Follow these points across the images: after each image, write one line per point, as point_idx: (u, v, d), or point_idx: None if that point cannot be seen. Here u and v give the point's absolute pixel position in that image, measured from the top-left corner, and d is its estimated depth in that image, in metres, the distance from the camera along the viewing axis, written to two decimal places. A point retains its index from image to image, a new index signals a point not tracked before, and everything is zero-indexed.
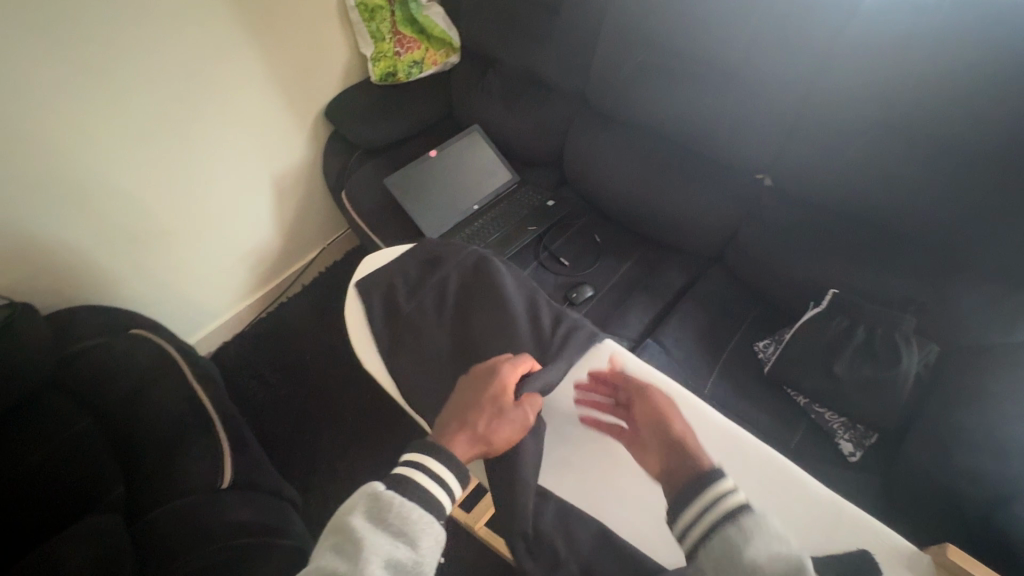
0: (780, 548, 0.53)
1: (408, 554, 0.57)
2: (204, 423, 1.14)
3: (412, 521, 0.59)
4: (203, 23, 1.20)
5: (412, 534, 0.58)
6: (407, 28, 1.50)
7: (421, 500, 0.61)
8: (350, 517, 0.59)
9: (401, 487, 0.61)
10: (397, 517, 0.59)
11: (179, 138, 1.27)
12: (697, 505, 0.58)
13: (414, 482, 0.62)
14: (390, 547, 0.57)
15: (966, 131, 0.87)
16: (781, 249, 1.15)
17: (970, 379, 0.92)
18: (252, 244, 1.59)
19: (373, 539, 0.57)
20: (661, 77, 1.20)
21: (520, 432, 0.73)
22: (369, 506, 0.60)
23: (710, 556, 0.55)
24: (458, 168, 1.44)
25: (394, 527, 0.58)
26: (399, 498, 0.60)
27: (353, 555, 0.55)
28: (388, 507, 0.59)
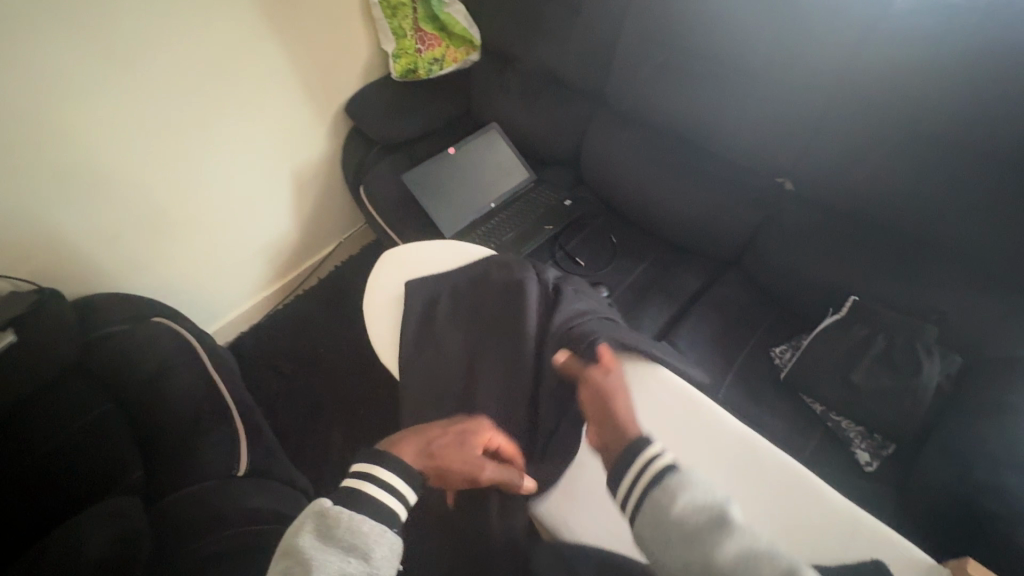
0: (706, 498, 0.54)
1: (362, 566, 0.54)
2: (221, 410, 1.16)
3: (363, 531, 0.56)
4: (227, 18, 1.21)
5: (363, 544, 0.55)
6: (429, 25, 1.51)
7: (373, 509, 0.59)
8: (299, 536, 0.56)
9: (350, 500, 0.59)
10: (346, 532, 0.56)
11: (202, 130, 1.29)
12: (628, 475, 0.58)
13: (365, 494, 0.60)
14: (341, 560, 0.54)
15: (997, 137, 0.85)
16: (801, 254, 1.13)
17: (995, 392, 0.90)
18: (271, 236, 1.61)
19: (321, 557, 0.54)
20: (683, 78, 1.19)
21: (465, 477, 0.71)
22: (316, 523, 0.57)
23: (644, 520, 0.55)
24: (475, 165, 1.44)
25: (345, 541, 0.55)
26: (347, 511, 0.58)
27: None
28: (337, 522, 0.56)
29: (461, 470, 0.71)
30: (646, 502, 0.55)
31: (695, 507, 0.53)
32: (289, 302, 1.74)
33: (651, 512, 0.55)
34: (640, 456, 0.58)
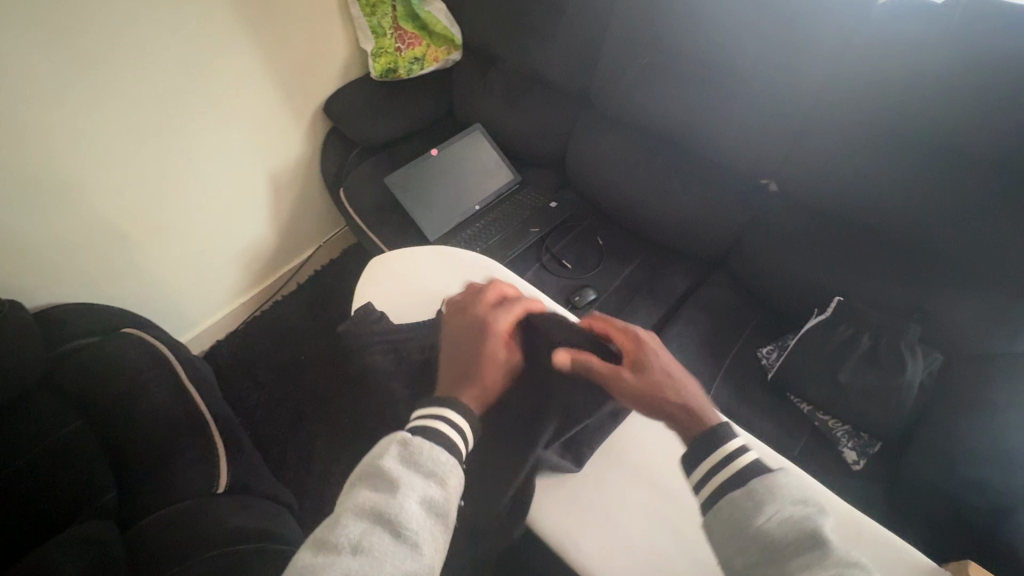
0: (794, 514, 0.51)
1: (442, 494, 0.55)
2: (197, 424, 1.12)
3: (445, 463, 0.56)
4: (199, 15, 1.17)
5: (444, 473, 0.56)
6: (409, 24, 1.47)
7: (449, 442, 0.59)
8: (383, 456, 0.57)
9: (428, 429, 0.59)
10: (427, 459, 0.56)
11: (174, 132, 1.24)
12: (701, 469, 0.57)
13: (441, 425, 0.59)
14: (423, 488, 0.54)
15: (977, 141, 0.87)
16: (786, 256, 1.14)
17: (973, 390, 0.93)
18: (246, 241, 1.56)
19: (405, 480, 0.54)
20: (667, 81, 1.18)
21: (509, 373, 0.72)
22: (401, 447, 0.57)
23: (722, 515, 0.54)
24: (459, 167, 1.42)
25: (424, 468, 0.56)
26: (427, 439, 0.58)
27: (391, 494, 0.53)
28: (419, 451, 0.57)
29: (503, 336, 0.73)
30: (720, 502, 0.55)
31: (780, 518, 0.51)
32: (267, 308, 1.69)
33: (724, 512, 0.54)
34: (721, 450, 0.56)
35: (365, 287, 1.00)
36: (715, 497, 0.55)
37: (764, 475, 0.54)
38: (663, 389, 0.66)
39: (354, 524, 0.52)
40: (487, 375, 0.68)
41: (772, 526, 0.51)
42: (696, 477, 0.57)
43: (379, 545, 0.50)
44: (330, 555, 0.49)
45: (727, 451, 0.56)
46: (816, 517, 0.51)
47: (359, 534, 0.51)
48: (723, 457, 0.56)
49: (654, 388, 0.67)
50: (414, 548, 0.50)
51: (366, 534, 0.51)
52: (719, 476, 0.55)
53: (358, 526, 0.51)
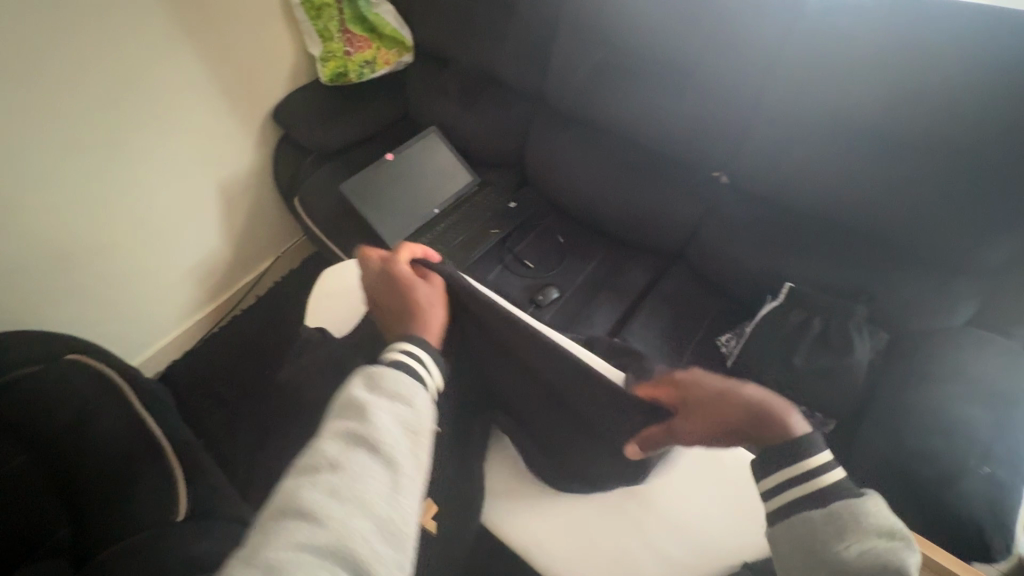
0: (879, 548, 0.44)
1: (414, 412, 0.51)
2: (154, 448, 1.06)
3: (413, 386, 0.53)
4: (134, 19, 1.12)
5: (414, 393, 0.53)
6: (357, 27, 1.45)
7: (413, 368, 0.55)
8: (348, 386, 0.52)
9: (391, 360, 0.56)
10: (394, 381, 0.53)
11: (115, 139, 1.18)
12: (773, 478, 0.52)
13: (403, 356, 0.56)
14: (394, 409, 0.51)
15: (908, 129, 0.92)
16: (741, 245, 1.17)
17: (916, 366, 0.98)
18: (197, 256, 1.50)
19: (375, 402, 0.50)
20: (619, 78, 1.19)
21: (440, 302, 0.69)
22: (365, 375, 0.53)
23: (791, 529, 0.49)
24: (416, 170, 1.40)
25: (393, 391, 0.52)
26: (390, 367, 0.54)
27: (362, 417, 0.49)
28: (386, 375, 0.53)
29: (410, 274, 0.70)
30: (794, 517, 0.49)
31: (862, 550, 0.44)
32: (225, 325, 1.63)
33: (796, 529, 0.48)
34: (801, 464, 0.50)
35: (319, 299, 0.98)
36: (790, 513, 0.49)
37: (851, 498, 0.47)
38: (729, 411, 0.58)
39: (327, 447, 0.47)
40: (421, 314, 0.64)
41: (852, 555, 0.44)
42: (765, 486, 0.52)
43: (358, 463, 0.46)
44: (309, 477, 0.46)
45: (809, 465, 0.50)
46: (902, 553, 0.43)
47: (335, 455, 0.47)
48: (806, 472, 0.50)
49: (718, 415, 0.58)
50: (393, 464, 0.47)
51: (344, 455, 0.47)
52: (795, 490, 0.50)
53: (332, 448, 0.47)
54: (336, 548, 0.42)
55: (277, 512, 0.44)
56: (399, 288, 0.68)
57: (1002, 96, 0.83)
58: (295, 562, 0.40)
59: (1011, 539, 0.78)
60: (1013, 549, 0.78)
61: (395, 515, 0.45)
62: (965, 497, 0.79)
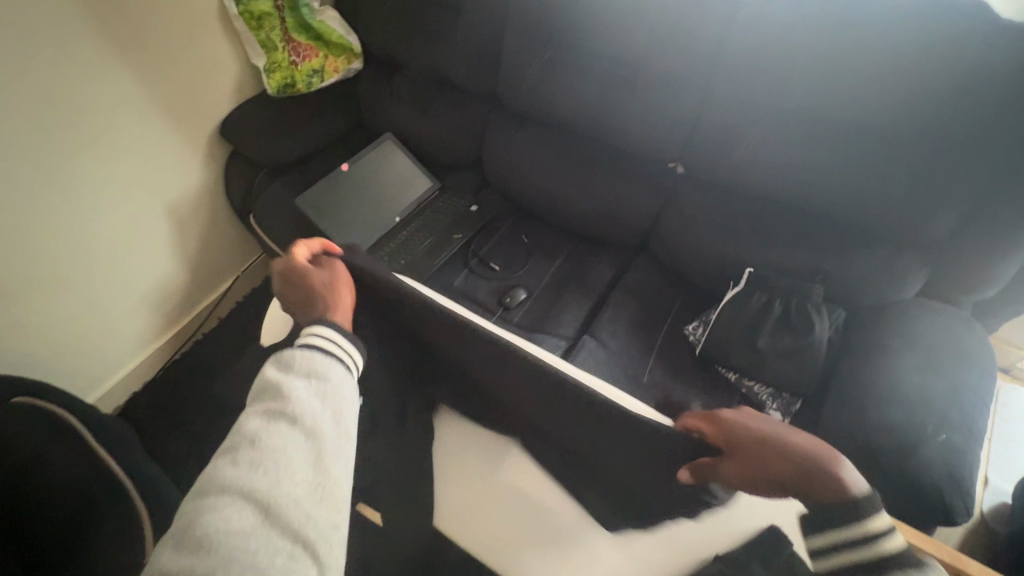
0: None
1: (330, 386, 0.53)
2: (110, 490, 0.94)
3: (322, 360, 0.54)
4: (61, 37, 1.05)
5: (329, 368, 0.54)
6: (301, 36, 1.41)
7: (324, 345, 0.56)
8: (263, 371, 0.54)
9: (298, 339, 0.56)
10: (300, 358, 0.54)
11: (49, 161, 1.11)
12: (826, 535, 0.50)
13: (313, 336, 0.56)
14: (307, 383, 0.53)
15: (851, 113, 0.95)
16: (701, 234, 1.18)
17: (871, 339, 1.02)
18: (149, 283, 1.43)
19: (285, 380, 0.52)
20: (572, 75, 1.19)
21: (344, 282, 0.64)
22: (278, 360, 0.55)
23: None
24: (374, 179, 1.37)
25: (302, 368, 0.53)
26: (301, 349, 0.55)
27: (278, 395, 0.51)
28: (293, 355, 0.54)
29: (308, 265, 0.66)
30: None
31: None
32: (186, 351, 1.58)
33: None
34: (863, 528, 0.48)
35: None
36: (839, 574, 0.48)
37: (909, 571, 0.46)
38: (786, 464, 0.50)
39: (248, 424, 0.50)
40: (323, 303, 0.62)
41: None
42: (817, 540, 0.50)
43: (276, 437, 0.49)
44: (230, 455, 0.48)
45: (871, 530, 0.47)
46: None
47: (255, 431, 0.49)
48: (867, 538, 0.47)
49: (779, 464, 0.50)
50: (311, 432, 0.50)
51: (262, 429, 0.49)
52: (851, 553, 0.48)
53: (252, 425, 0.50)
54: (268, 512, 0.45)
55: (201, 492, 0.46)
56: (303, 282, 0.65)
57: (932, 77, 0.86)
58: (227, 531, 0.43)
59: (970, 501, 0.82)
60: (973, 510, 0.82)
61: (320, 479, 0.48)
62: (925, 465, 0.83)
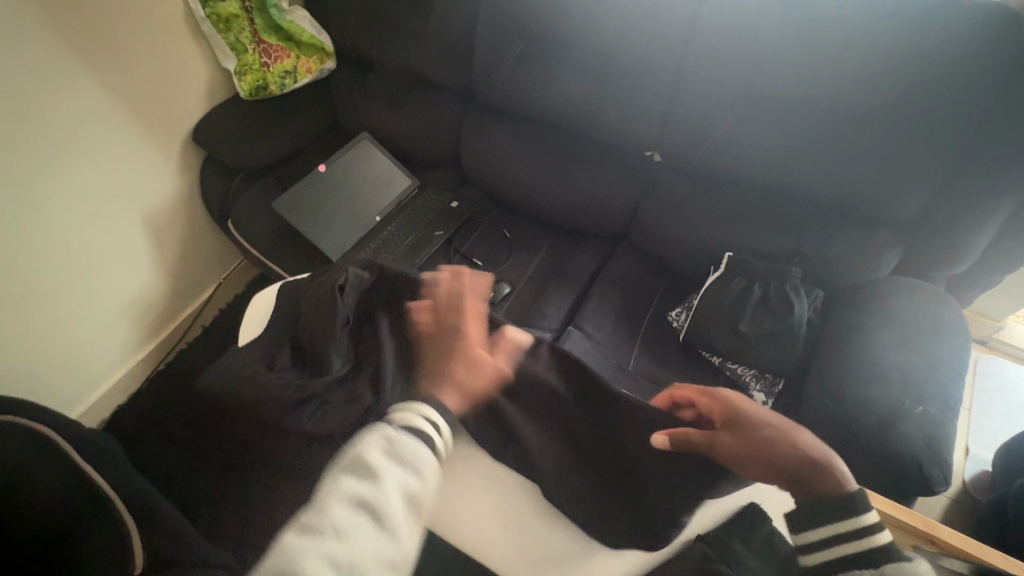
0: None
1: (420, 489, 0.55)
2: (97, 503, 0.92)
3: (423, 458, 0.58)
4: (22, 48, 1.03)
5: (426, 468, 0.57)
6: (272, 37, 1.38)
7: (428, 437, 0.60)
8: (363, 448, 0.56)
9: (407, 420, 0.61)
10: (407, 449, 0.57)
11: (17, 174, 1.08)
12: (817, 531, 0.59)
13: (423, 422, 0.61)
14: (403, 480, 0.55)
15: (819, 95, 0.96)
16: (681, 223, 1.19)
17: (848, 317, 1.04)
18: (128, 294, 1.41)
19: (387, 471, 0.55)
20: (545, 66, 1.19)
21: (486, 373, 0.77)
22: (383, 438, 0.58)
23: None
24: (353, 179, 1.36)
25: (405, 460, 0.57)
26: (407, 432, 0.59)
27: (373, 484, 0.53)
28: (401, 442, 0.58)
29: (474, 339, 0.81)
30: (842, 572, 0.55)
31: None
32: (171, 361, 1.56)
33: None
34: (854, 521, 0.57)
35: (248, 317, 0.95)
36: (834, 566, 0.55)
37: (900, 560, 0.53)
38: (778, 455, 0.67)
39: (337, 510, 0.50)
40: (462, 379, 0.75)
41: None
42: (810, 537, 0.60)
43: (361, 529, 0.50)
44: (314, 538, 0.48)
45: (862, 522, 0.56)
46: None
47: (345, 521, 0.50)
48: (855, 531, 0.56)
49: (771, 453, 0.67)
50: (395, 537, 0.51)
51: (351, 521, 0.50)
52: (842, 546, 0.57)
53: (342, 512, 0.50)
54: None
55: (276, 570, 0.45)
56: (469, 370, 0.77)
57: (891, 58, 0.89)
58: None
59: (947, 470, 0.84)
60: (950, 478, 0.84)
61: None
62: (903, 438, 0.84)
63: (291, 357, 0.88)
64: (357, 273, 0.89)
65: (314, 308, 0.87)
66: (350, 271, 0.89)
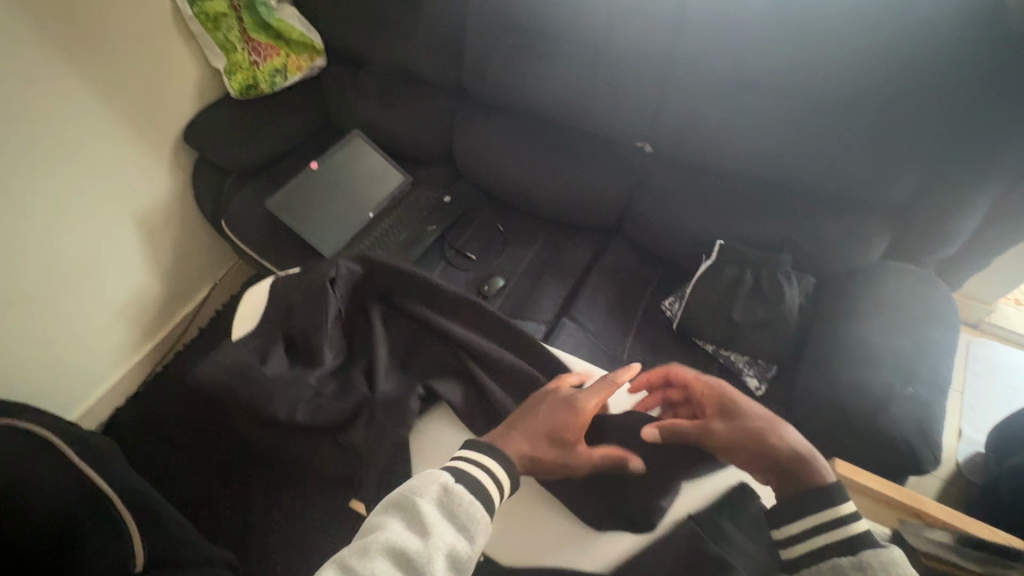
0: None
1: (466, 557, 0.54)
2: (96, 502, 0.92)
3: (479, 521, 0.56)
4: (10, 51, 1.03)
5: (478, 529, 0.56)
6: (261, 35, 1.38)
7: (488, 498, 0.58)
8: (418, 496, 0.57)
9: (472, 473, 0.59)
10: (464, 508, 0.56)
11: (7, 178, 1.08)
12: (801, 523, 0.61)
13: (487, 480, 0.59)
14: (452, 541, 0.55)
15: (807, 83, 0.97)
16: (673, 213, 1.20)
17: (839, 302, 1.05)
18: (124, 297, 1.41)
19: (437, 529, 0.55)
20: (534, 59, 1.19)
21: (576, 459, 0.68)
22: (442, 487, 0.58)
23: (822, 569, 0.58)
24: (346, 176, 1.36)
25: (458, 519, 0.56)
26: (468, 488, 0.58)
27: (419, 541, 0.53)
28: (459, 499, 0.57)
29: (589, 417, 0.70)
30: (821, 561, 0.59)
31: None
32: (167, 363, 1.56)
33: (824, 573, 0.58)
34: (834, 512, 0.60)
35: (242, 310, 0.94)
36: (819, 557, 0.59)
37: (876, 547, 0.57)
38: (767, 441, 0.68)
39: (379, 562, 0.52)
40: (547, 454, 0.67)
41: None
42: (793, 529, 0.62)
43: None
44: None
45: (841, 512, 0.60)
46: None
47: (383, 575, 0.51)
48: (836, 520, 0.59)
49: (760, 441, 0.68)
50: None
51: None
52: (823, 536, 0.60)
53: (383, 566, 0.51)
54: None
55: None
56: (551, 450, 0.68)
57: (876, 44, 0.89)
58: None
59: (936, 449, 0.85)
60: (939, 458, 0.85)
61: None
62: (893, 421, 0.86)
63: (286, 351, 0.91)
64: (349, 267, 0.93)
65: (307, 302, 0.90)
66: (341, 265, 0.93)
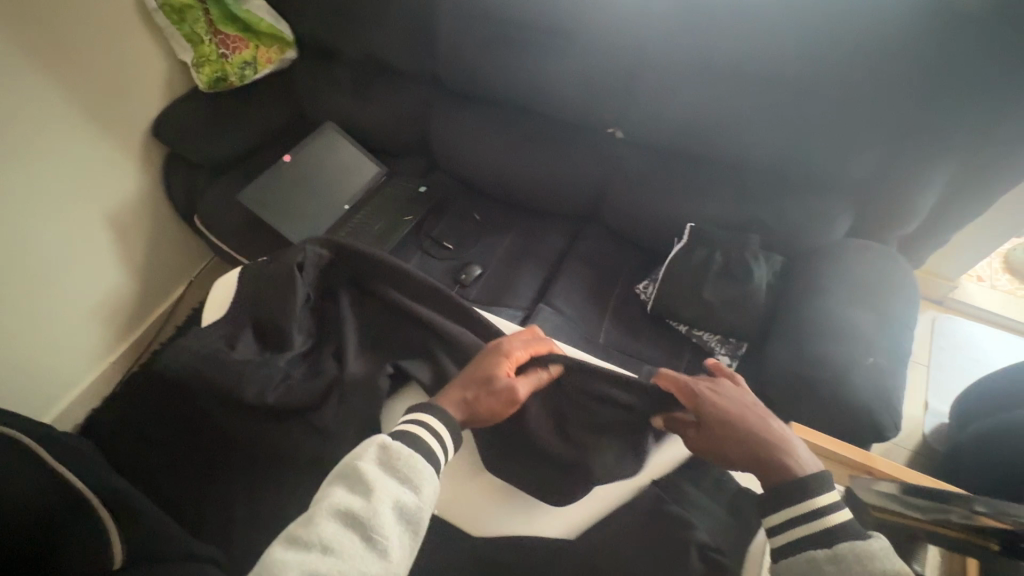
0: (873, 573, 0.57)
1: (412, 506, 0.61)
2: None
3: (422, 472, 0.63)
4: None
5: (423, 479, 0.63)
6: (229, 27, 1.36)
7: (429, 449, 0.66)
8: (360, 460, 0.63)
9: (412, 432, 0.67)
10: (404, 465, 0.63)
11: None
12: (781, 514, 0.64)
13: (428, 432, 0.67)
14: (398, 492, 0.62)
15: (770, 66, 0.99)
16: (645, 198, 1.21)
17: (805, 280, 1.08)
18: (95, 297, 1.39)
19: (381, 484, 0.61)
20: (505, 47, 1.19)
21: (508, 401, 0.73)
22: (382, 449, 0.65)
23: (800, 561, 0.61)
24: (320, 169, 1.36)
25: (400, 474, 0.63)
26: (409, 442, 0.65)
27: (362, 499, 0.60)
28: (398, 456, 0.64)
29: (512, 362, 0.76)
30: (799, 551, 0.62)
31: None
32: (144, 362, 1.54)
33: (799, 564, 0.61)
34: (811, 503, 0.62)
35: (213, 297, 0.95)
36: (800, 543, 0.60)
37: (854, 539, 0.60)
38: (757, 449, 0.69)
39: (326, 525, 0.58)
40: (478, 399, 0.73)
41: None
42: (774, 520, 0.64)
43: (347, 542, 0.57)
44: (301, 550, 0.56)
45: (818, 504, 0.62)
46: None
47: (331, 535, 0.57)
48: (813, 511, 0.62)
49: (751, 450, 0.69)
50: (382, 551, 0.58)
51: (338, 534, 0.58)
52: (800, 527, 0.62)
53: (330, 527, 0.58)
54: None
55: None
56: (482, 392, 0.73)
57: (833, 28, 0.92)
58: None
59: (894, 416, 0.90)
60: (899, 424, 0.90)
61: None
62: (854, 392, 0.89)
63: (255, 337, 0.91)
64: (316, 252, 0.95)
65: (275, 285, 0.92)
66: (308, 249, 0.94)
